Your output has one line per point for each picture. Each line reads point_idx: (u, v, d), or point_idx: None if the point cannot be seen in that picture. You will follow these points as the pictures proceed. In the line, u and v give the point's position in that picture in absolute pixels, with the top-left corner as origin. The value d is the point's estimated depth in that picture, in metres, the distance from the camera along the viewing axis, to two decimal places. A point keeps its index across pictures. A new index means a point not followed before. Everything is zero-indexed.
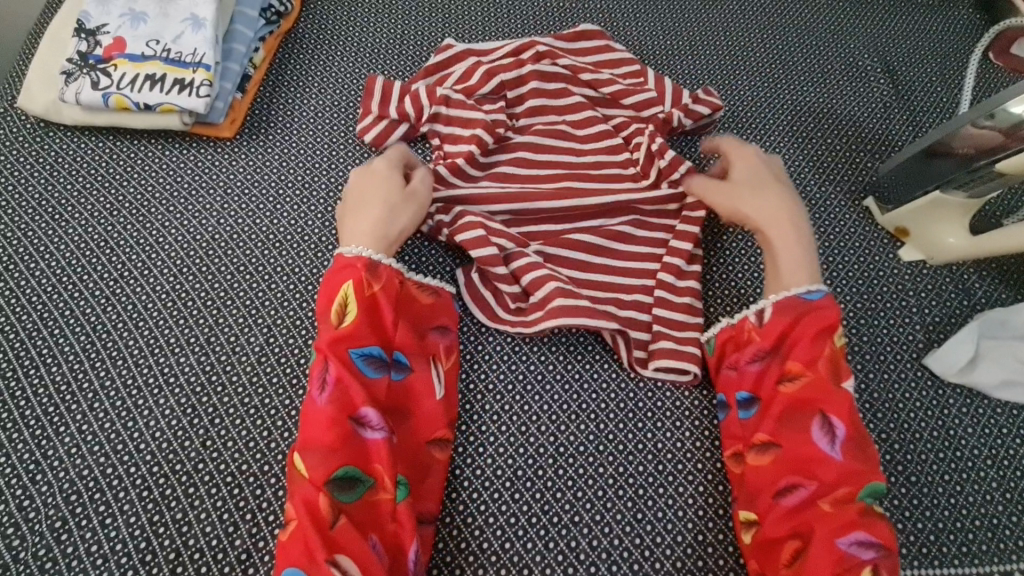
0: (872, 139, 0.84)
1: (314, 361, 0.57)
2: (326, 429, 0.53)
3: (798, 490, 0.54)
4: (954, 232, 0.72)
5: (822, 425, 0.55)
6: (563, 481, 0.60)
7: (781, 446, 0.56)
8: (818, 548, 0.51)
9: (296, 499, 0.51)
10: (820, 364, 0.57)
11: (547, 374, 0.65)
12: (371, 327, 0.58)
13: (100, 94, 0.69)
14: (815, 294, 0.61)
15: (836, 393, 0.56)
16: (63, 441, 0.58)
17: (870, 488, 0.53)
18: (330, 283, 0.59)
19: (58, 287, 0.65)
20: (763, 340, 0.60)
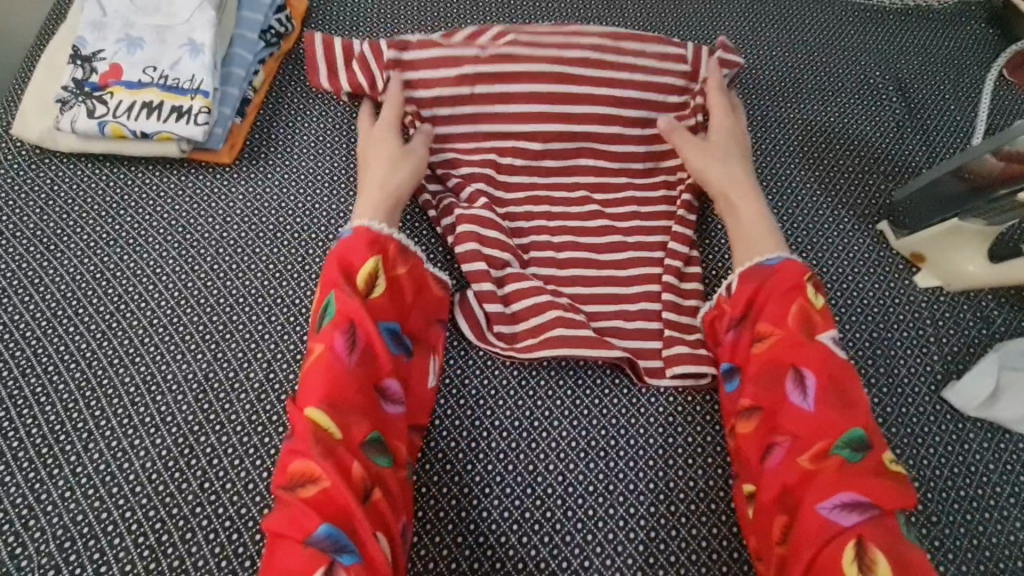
0: (885, 160, 0.82)
1: (334, 323, 0.57)
2: (353, 393, 0.55)
3: (776, 452, 0.55)
4: (973, 259, 0.69)
5: (795, 379, 0.56)
6: (572, 522, 0.58)
7: (761, 407, 0.57)
8: (804, 518, 0.51)
9: (322, 456, 0.51)
10: (795, 323, 0.58)
11: (555, 410, 0.64)
12: (395, 303, 0.61)
13: (96, 123, 0.67)
14: (774, 259, 0.62)
15: (810, 347, 0.57)
16: (57, 484, 0.56)
17: (855, 440, 0.53)
18: (357, 248, 0.61)
19: (54, 321, 0.64)
20: (733, 309, 0.62)
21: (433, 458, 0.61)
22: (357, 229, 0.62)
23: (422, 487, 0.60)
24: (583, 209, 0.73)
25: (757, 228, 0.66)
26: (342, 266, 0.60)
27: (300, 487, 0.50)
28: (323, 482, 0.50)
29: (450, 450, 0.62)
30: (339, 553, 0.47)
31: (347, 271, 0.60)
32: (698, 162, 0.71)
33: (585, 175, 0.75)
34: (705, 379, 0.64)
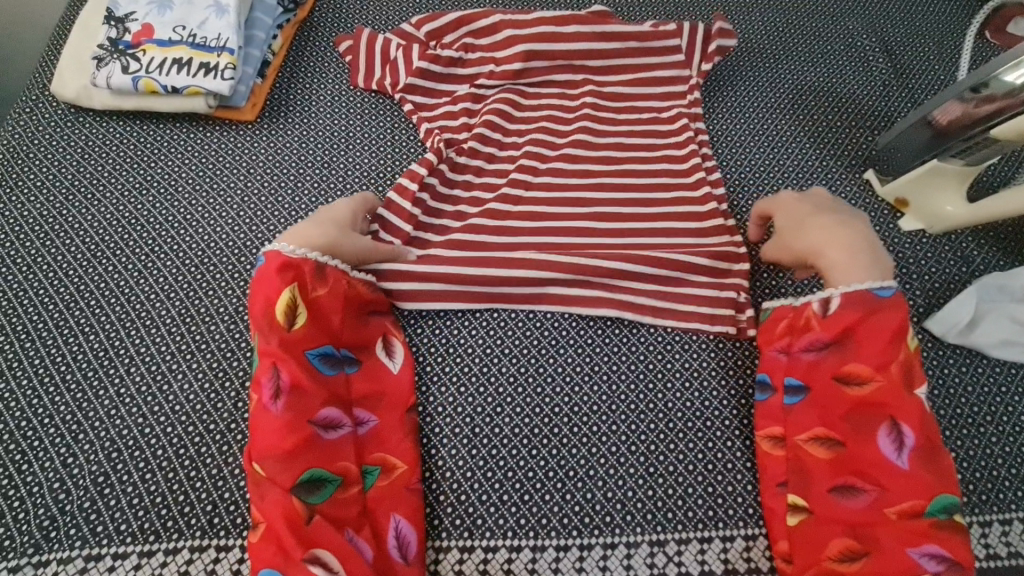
0: (871, 114, 0.86)
1: (261, 369, 0.58)
2: (289, 433, 0.56)
3: (861, 490, 0.55)
4: (952, 201, 0.74)
5: (891, 432, 0.55)
6: (578, 437, 0.63)
7: (846, 445, 0.57)
8: (885, 554, 0.53)
9: (265, 498, 0.54)
10: (889, 370, 0.57)
11: (560, 338, 0.68)
12: (319, 328, 0.61)
13: (130, 78, 0.72)
14: (885, 291, 0.59)
15: (905, 399, 0.56)
16: (103, 403, 0.61)
17: (939, 501, 0.53)
18: (270, 286, 0.61)
19: (93, 261, 0.69)
20: (823, 330, 0.60)
21: (447, 380, 0.66)
22: (267, 256, 0.62)
23: (438, 407, 0.64)
24: (583, 159, 0.78)
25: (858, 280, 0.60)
26: (262, 301, 0.60)
27: (251, 529, 0.54)
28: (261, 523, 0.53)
29: (463, 374, 0.66)
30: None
31: (265, 308, 0.60)
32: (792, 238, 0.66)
33: (586, 130, 0.80)
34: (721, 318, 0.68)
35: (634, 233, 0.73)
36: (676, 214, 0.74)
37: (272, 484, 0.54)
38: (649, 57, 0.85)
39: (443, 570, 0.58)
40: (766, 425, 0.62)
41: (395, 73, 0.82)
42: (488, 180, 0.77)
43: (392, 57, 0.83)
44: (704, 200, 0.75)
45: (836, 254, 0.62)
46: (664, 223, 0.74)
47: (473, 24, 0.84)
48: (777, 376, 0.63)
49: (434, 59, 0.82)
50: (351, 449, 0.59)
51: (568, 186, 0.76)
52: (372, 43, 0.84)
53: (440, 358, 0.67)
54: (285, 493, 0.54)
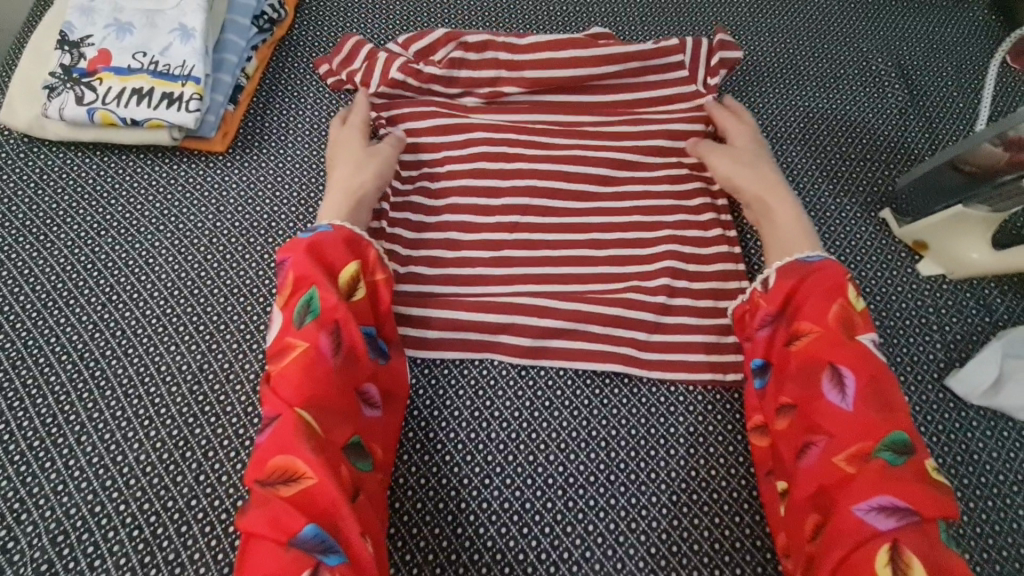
0: (888, 148, 0.81)
1: (317, 323, 0.55)
2: (334, 396, 0.53)
3: (811, 448, 0.52)
4: (977, 248, 0.69)
5: (832, 378, 0.53)
6: (572, 513, 0.58)
7: (796, 406, 0.55)
8: (842, 516, 0.48)
9: (314, 454, 0.49)
10: (830, 322, 0.55)
11: (555, 400, 0.63)
12: (371, 309, 0.59)
13: (85, 110, 0.66)
14: (815, 258, 0.60)
15: (844, 347, 0.54)
16: (48, 478, 0.56)
17: (886, 445, 0.49)
18: (340, 244, 0.59)
19: (45, 314, 0.64)
20: (770, 304, 0.59)
21: (432, 448, 0.61)
22: (336, 226, 0.60)
23: (421, 478, 0.60)
24: (578, 200, 0.72)
25: (792, 230, 0.64)
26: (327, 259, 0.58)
27: (285, 485, 0.48)
28: (311, 478, 0.48)
29: (450, 440, 0.61)
30: (326, 554, 0.45)
31: (330, 264, 0.58)
32: (729, 167, 0.70)
33: (585, 165, 0.74)
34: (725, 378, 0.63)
35: (635, 280, 0.68)
36: (681, 259, 0.69)
37: (326, 442, 0.50)
38: (653, 85, 0.79)
39: None
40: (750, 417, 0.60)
41: (370, 76, 0.77)
42: (478, 215, 0.71)
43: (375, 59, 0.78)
44: (710, 246, 0.70)
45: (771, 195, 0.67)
46: (669, 268, 0.68)
47: (464, 36, 0.77)
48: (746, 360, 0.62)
49: (414, 73, 0.76)
50: (378, 434, 0.57)
51: (564, 228, 0.70)
52: (353, 50, 0.78)
53: (425, 422, 0.62)
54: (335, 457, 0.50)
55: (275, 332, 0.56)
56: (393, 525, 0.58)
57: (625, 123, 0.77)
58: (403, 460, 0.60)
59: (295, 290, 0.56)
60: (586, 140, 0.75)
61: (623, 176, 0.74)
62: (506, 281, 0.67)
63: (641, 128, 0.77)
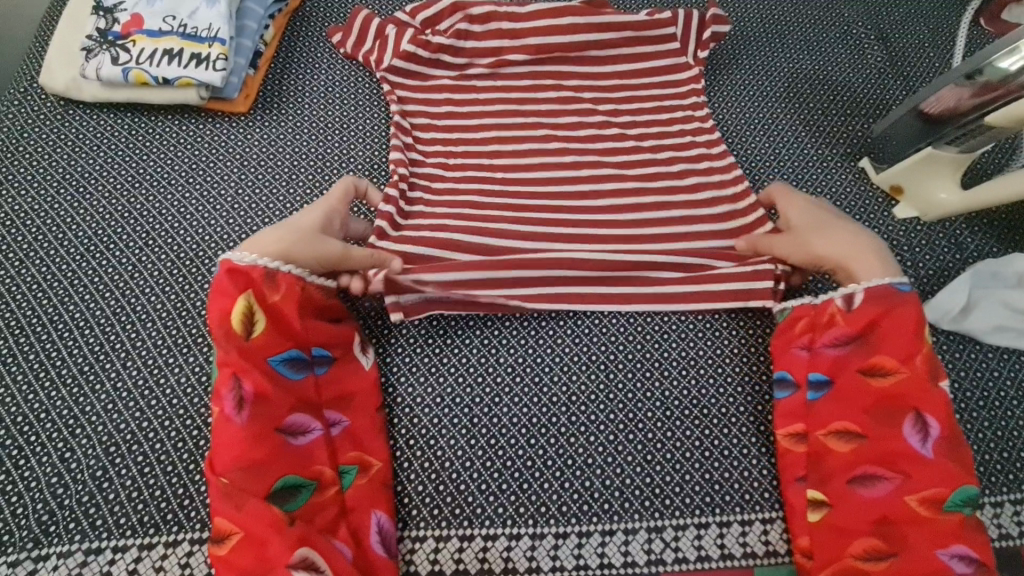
0: (866, 103, 0.86)
1: (219, 382, 0.56)
2: (253, 446, 0.54)
3: (882, 482, 0.55)
4: (944, 189, 0.75)
5: (916, 424, 0.55)
6: (575, 427, 0.63)
7: (868, 437, 0.57)
8: (909, 552, 0.53)
9: (237, 514, 0.53)
10: (916, 365, 0.56)
11: (557, 328, 0.68)
12: (281, 332, 0.59)
13: (120, 70, 0.71)
14: (903, 287, 0.59)
15: (929, 393, 0.55)
16: (99, 397, 0.60)
17: (961, 492, 0.53)
18: (227, 292, 0.58)
19: (87, 255, 0.68)
20: (846, 325, 0.60)
21: (445, 371, 0.66)
22: (223, 265, 0.59)
23: (436, 397, 0.65)
24: (578, 150, 0.77)
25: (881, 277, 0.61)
26: (218, 311, 0.58)
27: (221, 541, 0.53)
28: (236, 534, 0.52)
29: (461, 365, 0.66)
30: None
31: (220, 315, 0.58)
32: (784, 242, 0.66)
33: (582, 119, 0.79)
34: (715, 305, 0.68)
35: (633, 221, 0.73)
36: (674, 201, 0.74)
37: (247, 495, 0.53)
38: (648, 47, 0.84)
39: (442, 560, 0.58)
40: (786, 424, 0.61)
41: (383, 50, 0.82)
42: (484, 164, 0.76)
43: (385, 34, 0.83)
44: (701, 190, 0.75)
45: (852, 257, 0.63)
46: (663, 210, 0.73)
47: (466, 4, 0.83)
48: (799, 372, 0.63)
49: (424, 44, 0.81)
50: (324, 451, 0.58)
51: (564, 176, 0.75)
52: (364, 29, 0.83)
53: (438, 348, 0.67)
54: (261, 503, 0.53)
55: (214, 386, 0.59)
56: (410, 439, 0.63)
57: (621, 82, 0.82)
58: (418, 383, 0.66)
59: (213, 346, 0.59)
60: (583, 97, 0.81)
61: (620, 128, 0.79)
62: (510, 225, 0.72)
63: (635, 86, 0.82)
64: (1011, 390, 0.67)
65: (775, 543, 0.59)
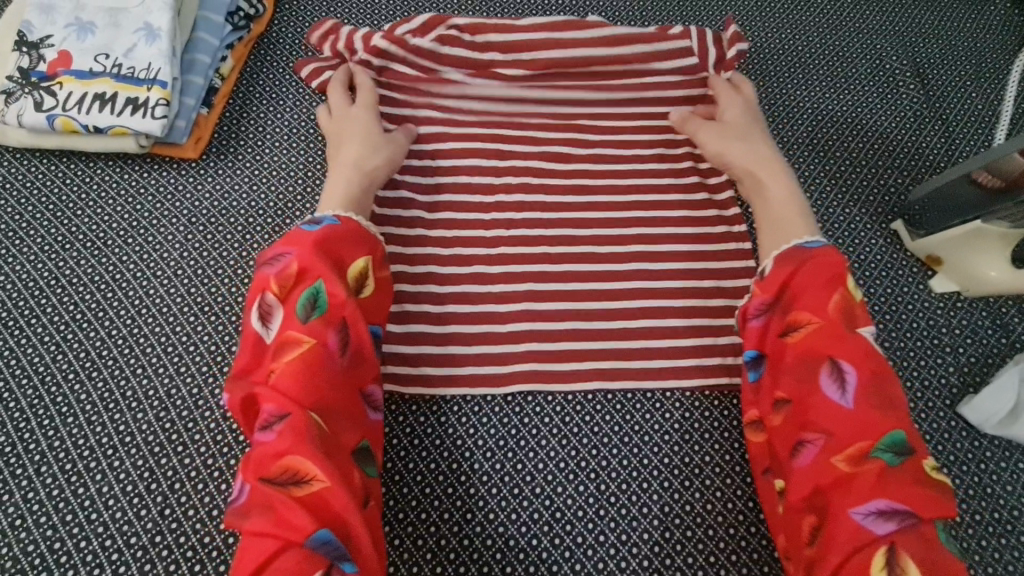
0: (900, 152, 0.77)
1: (325, 318, 0.51)
2: (341, 397, 0.50)
3: (810, 447, 0.49)
4: (997, 265, 0.64)
5: (833, 372, 0.50)
6: (558, 550, 0.56)
7: (793, 403, 0.51)
8: (838, 520, 0.46)
9: (324, 461, 0.46)
10: (831, 312, 0.52)
11: (543, 428, 0.61)
12: (385, 302, 0.56)
13: (45, 116, 0.61)
14: (815, 245, 0.57)
15: (846, 339, 0.50)
16: (7, 512, 0.53)
17: (889, 442, 0.46)
18: (350, 240, 0.55)
19: (6, 333, 0.60)
20: (762, 292, 0.56)
21: (412, 481, 0.58)
22: (344, 219, 0.57)
23: (400, 513, 0.57)
24: (573, 211, 0.69)
25: (786, 207, 0.63)
26: (342, 252, 0.54)
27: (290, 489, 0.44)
28: (321, 481, 0.45)
29: (432, 471, 0.59)
30: (336, 561, 0.43)
31: (336, 254, 0.54)
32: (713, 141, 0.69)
33: (580, 174, 0.71)
34: (717, 399, 0.62)
35: (625, 303, 0.64)
36: (672, 279, 0.66)
37: (335, 450, 0.47)
38: (650, 94, 0.75)
39: None
40: (745, 411, 0.57)
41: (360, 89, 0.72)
42: (466, 225, 0.67)
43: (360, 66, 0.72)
44: (702, 266, 0.67)
45: (761, 170, 0.66)
46: (659, 292, 0.65)
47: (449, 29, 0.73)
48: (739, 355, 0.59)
49: (399, 40, 0.71)
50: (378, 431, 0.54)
51: (554, 240, 0.67)
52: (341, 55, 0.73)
53: (404, 451, 0.59)
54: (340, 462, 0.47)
55: (274, 327, 0.51)
56: None
57: (623, 132, 0.73)
58: (380, 493, 0.58)
59: (298, 281, 0.52)
60: (589, 152, 0.72)
61: (621, 189, 0.70)
62: (492, 301, 0.64)
63: (636, 135, 0.74)
64: None
65: None
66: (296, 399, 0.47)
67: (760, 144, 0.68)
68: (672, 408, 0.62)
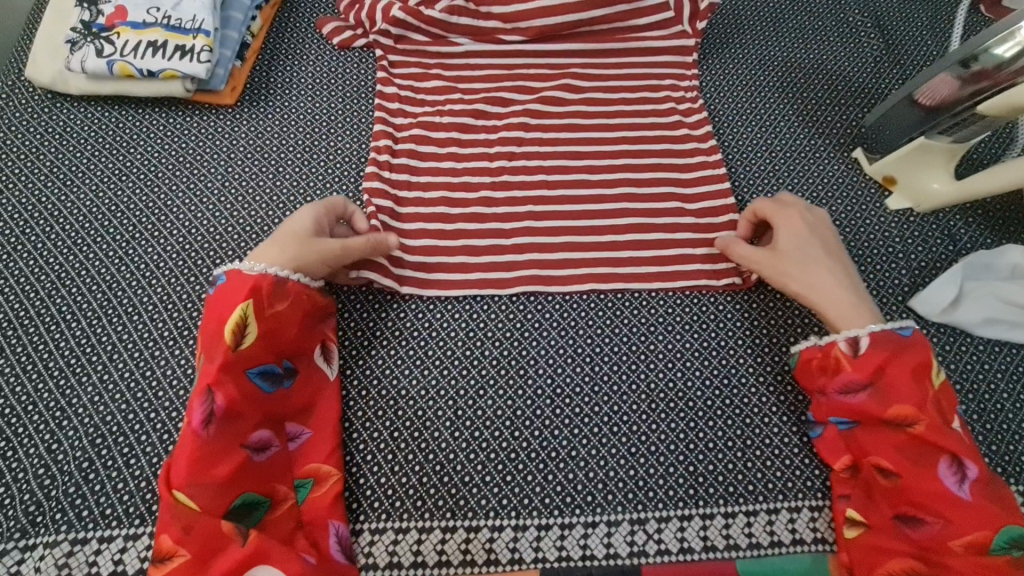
0: (861, 92, 0.85)
1: (195, 393, 0.55)
2: (217, 463, 0.53)
3: (920, 521, 0.53)
4: (939, 178, 0.74)
5: (948, 466, 0.52)
6: (559, 418, 0.63)
7: (899, 476, 0.54)
8: None
9: (182, 531, 0.50)
10: (931, 407, 0.54)
11: (543, 321, 0.68)
12: (265, 345, 0.58)
13: (105, 62, 0.72)
14: (907, 330, 0.58)
15: (952, 437, 0.53)
16: (86, 390, 0.61)
17: (1005, 534, 0.50)
18: (226, 297, 0.58)
19: (74, 248, 0.68)
20: (856, 371, 0.57)
21: (431, 364, 0.66)
22: (228, 275, 0.59)
23: (421, 389, 0.64)
24: (568, 144, 0.78)
25: (840, 293, 0.61)
26: (215, 317, 0.57)
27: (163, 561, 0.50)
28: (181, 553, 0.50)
29: (446, 357, 0.66)
30: None
31: (217, 323, 0.57)
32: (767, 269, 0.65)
33: (573, 114, 0.80)
34: (703, 297, 0.70)
35: (613, 220, 0.73)
36: (656, 199, 0.74)
37: (199, 512, 0.51)
38: (635, 43, 0.84)
39: (425, 551, 0.58)
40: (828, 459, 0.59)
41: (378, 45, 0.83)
42: (470, 159, 0.76)
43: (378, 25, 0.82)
44: (683, 187, 0.75)
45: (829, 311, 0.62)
46: (643, 210, 0.74)
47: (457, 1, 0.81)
48: (822, 415, 0.60)
49: (414, 12, 0.80)
50: (281, 468, 0.58)
51: (552, 170, 0.76)
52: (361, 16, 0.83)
53: (423, 341, 0.67)
54: (213, 522, 0.51)
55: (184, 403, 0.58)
56: (395, 432, 0.62)
57: (612, 78, 0.83)
58: (402, 373, 0.65)
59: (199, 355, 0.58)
60: (583, 96, 0.81)
61: (612, 126, 0.79)
62: (498, 220, 0.73)
63: (624, 79, 0.83)
64: (1002, 383, 0.66)
65: (758, 535, 0.58)
66: (173, 478, 0.52)
67: (821, 274, 0.63)
68: (662, 303, 0.70)
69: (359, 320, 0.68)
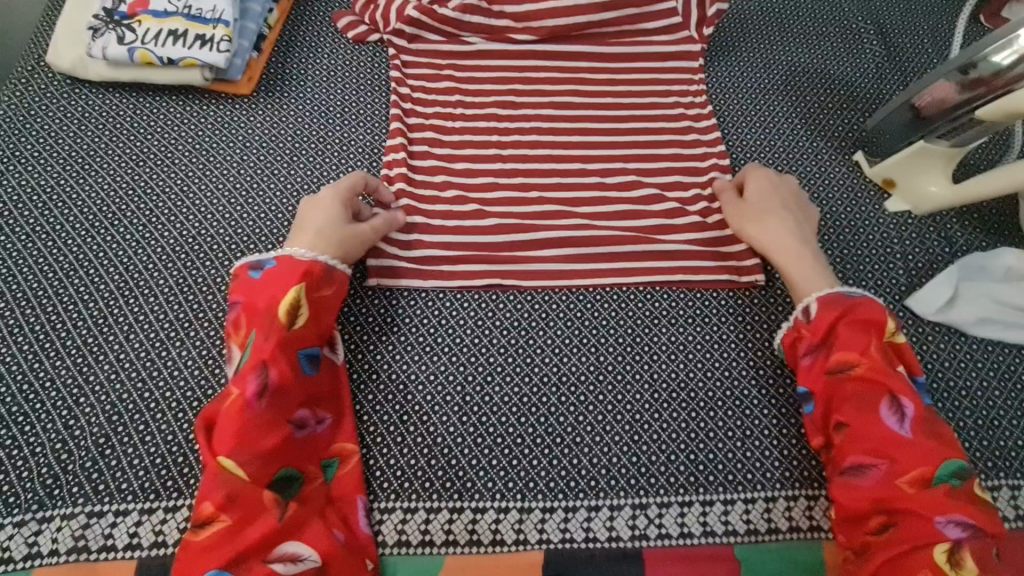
0: (863, 97, 0.87)
1: (249, 365, 0.56)
2: (266, 435, 0.54)
3: (872, 467, 0.54)
4: (936, 181, 0.75)
5: (889, 406, 0.55)
6: (565, 406, 0.65)
7: (849, 426, 0.56)
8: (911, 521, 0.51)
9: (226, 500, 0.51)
10: (872, 352, 0.57)
11: (550, 312, 0.70)
12: (314, 327, 0.60)
13: (126, 49, 0.73)
14: (854, 292, 0.61)
15: (892, 377, 0.56)
16: (103, 368, 0.62)
17: (946, 467, 0.51)
18: (279, 277, 0.59)
19: (92, 230, 0.70)
20: (812, 336, 0.60)
21: (439, 351, 0.67)
22: (279, 259, 0.61)
23: (430, 375, 0.66)
24: (577, 141, 0.80)
25: (801, 255, 0.66)
26: (267, 294, 0.58)
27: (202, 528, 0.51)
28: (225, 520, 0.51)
29: (455, 345, 0.68)
30: None
31: (268, 300, 0.58)
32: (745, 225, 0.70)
33: (582, 113, 0.82)
34: (707, 293, 0.72)
35: (620, 216, 0.75)
36: (663, 196, 0.76)
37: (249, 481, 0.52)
38: (644, 45, 0.86)
39: (433, 530, 0.59)
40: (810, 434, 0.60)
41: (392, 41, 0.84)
42: (480, 153, 0.78)
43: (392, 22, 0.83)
44: (688, 185, 0.77)
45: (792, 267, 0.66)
46: (650, 206, 0.76)
47: None
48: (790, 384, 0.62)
49: (428, 11, 0.82)
50: (316, 446, 0.59)
51: (562, 166, 0.78)
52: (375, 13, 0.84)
53: (433, 329, 0.69)
54: (256, 491, 0.53)
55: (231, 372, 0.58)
56: (406, 417, 0.64)
57: (620, 79, 0.85)
58: (412, 359, 0.67)
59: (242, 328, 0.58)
60: (593, 96, 0.83)
61: (620, 125, 0.81)
62: (508, 213, 0.74)
63: (632, 79, 0.85)
64: (994, 380, 0.68)
65: (756, 522, 0.60)
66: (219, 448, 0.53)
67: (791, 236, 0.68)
68: (667, 297, 0.71)
69: (371, 307, 0.70)
